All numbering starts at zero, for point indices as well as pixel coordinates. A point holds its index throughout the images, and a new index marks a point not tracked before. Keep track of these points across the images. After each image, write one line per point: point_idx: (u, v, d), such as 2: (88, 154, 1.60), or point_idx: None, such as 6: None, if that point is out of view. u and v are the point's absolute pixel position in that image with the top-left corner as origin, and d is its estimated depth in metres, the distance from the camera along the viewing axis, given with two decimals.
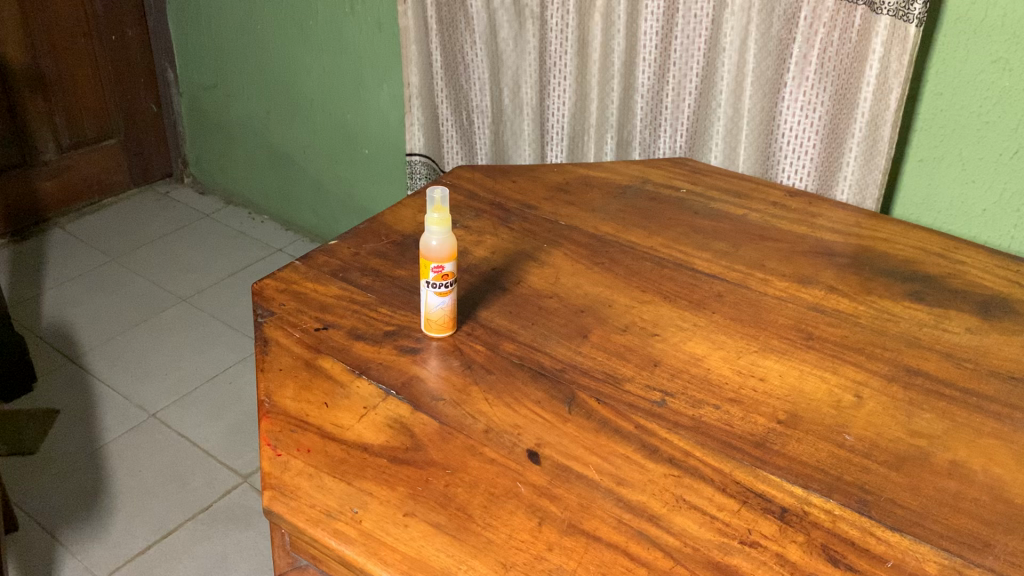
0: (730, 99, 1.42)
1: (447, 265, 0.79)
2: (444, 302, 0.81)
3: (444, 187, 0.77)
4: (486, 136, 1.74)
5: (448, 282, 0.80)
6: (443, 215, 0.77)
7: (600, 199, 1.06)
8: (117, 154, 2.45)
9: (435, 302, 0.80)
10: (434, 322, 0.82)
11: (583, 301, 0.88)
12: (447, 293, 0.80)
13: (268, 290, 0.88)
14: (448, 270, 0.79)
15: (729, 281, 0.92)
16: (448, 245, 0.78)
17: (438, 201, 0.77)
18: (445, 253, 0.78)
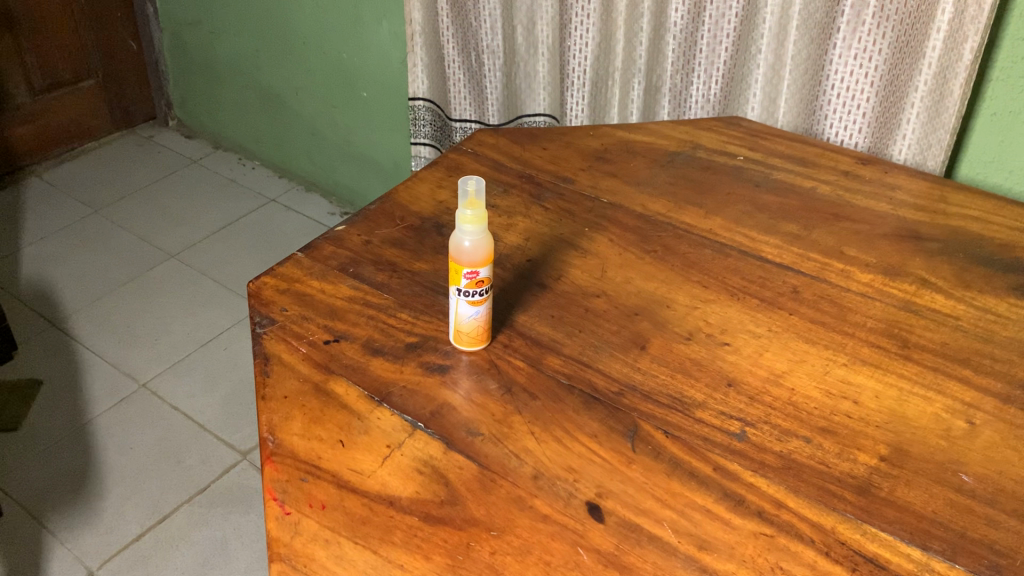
0: (772, 45, 1.26)
1: (482, 270, 0.65)
2: (478, 312, 0.67)
3: (478, 177, 0.64)
4: (497, 78, 1.56)
5: (483, 289, 0.66)
6: (477, 211, 0.64)
7: (644, 169, 0.92)
8: (95, 95, 2.28)
9: (466, 312, 0.67)
10: (467, 336, 0.69)
11: (636, 301, 0.76)
12: (481, 302, 0.67)
13: (267, 290, 0.75)
14: (484, 275, 0.66)
15: (804, 273, 0.79)
16: (486, 248, 0.65)
17: (471, 196, 0.63)
18: (482, 257, 0.65)
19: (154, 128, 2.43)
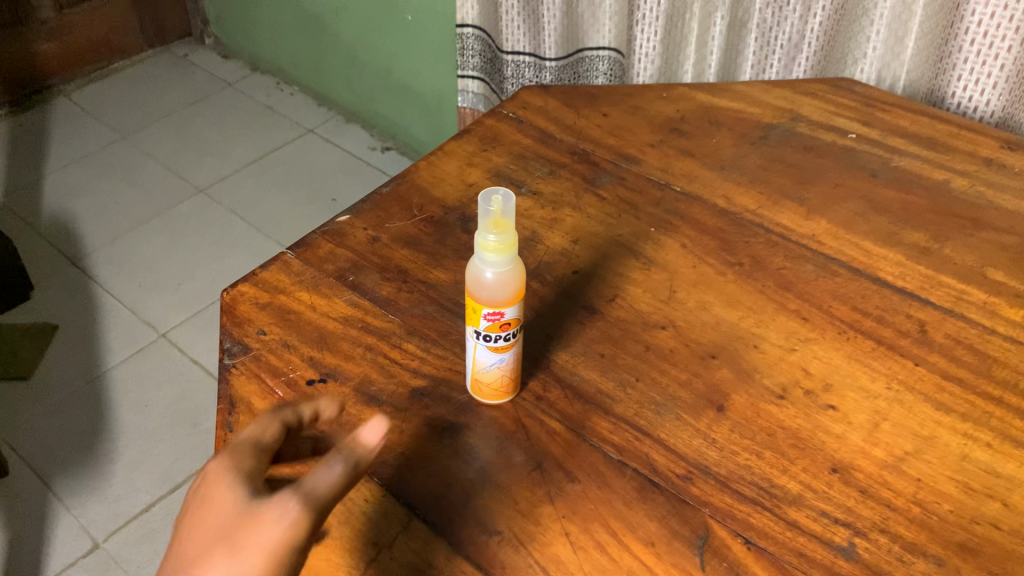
0: None
1: (507, 311, 0.49)
2: (503, 359, 0.51)
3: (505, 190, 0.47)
4: (556, 7, 1.31)
5: (510, 332, 0.50)
6: (504, 236, 0.47)
7: (729, 146, 0.73)
8: (125, 10, 2.12)
9: (487, 359, 0.51)
10: (488, 387, 0.53)
11: (712, 338, 0.58)
12: (506, 347, 0.51)
13: (244, 305, 0.59)
14: (509, 315, 0.49)
15: (934, 305, 0.61)
16: (513, 285, 0.48)
17: (496, 216, 0.47)
18: (507, 295, 0.48)
19: (189, 47, 2.27)
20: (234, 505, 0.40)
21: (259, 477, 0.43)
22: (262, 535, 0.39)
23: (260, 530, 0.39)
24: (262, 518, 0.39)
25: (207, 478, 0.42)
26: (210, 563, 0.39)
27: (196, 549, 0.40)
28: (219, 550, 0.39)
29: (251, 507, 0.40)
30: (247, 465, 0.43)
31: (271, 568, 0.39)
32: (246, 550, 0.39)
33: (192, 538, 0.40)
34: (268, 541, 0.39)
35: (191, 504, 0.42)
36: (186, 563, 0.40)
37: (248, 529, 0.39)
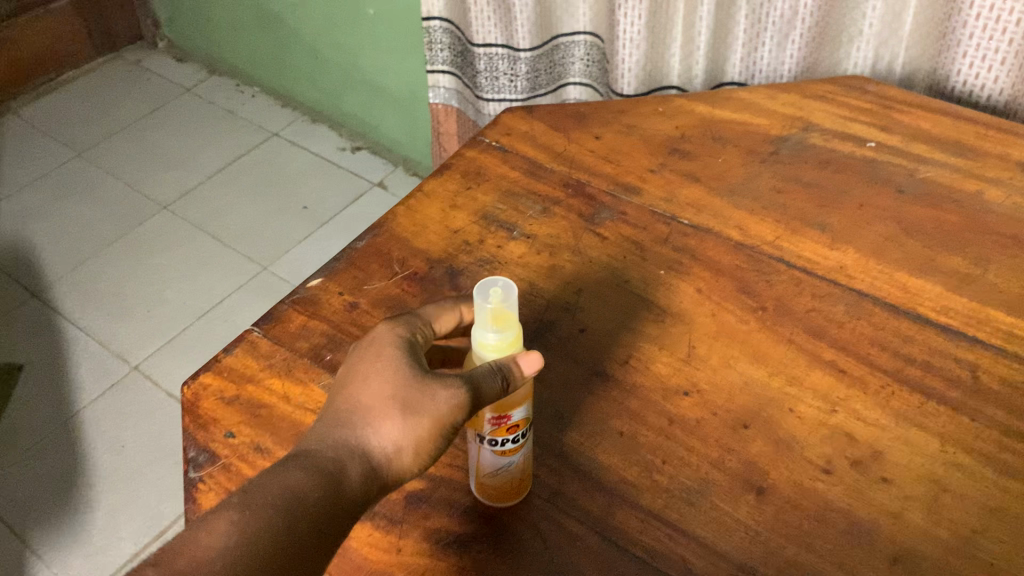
0: None
1: (514, 413, 0.44)
2: (512, 462, 0.46)
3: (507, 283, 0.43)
4: None
5: (517, 434, 0.45)
6: (505, 332, 0.44)
7: (737, 166, 0.66)
8: (70, 18, 2.01)
9: (492, 466, 0.46)
10: (498, 497, 0.47)
11: (743, 403, 0.52)
12: (514, 451, 0.45)
13: (208, 402, 0.52)
14: (516, 417, 0.45)
15: (985, 344, 0.54)
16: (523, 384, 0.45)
17: (494, 314, 0.43)
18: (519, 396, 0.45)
19: (142, 52, 2.16)
20: (410, 372, 0.44)
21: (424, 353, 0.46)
22: (436, 403, 0.42)
23: (434, 399, 0.43)
24: (441, 391, 0.43)
25: (381, 342, 0.46)
26: (388, 418, 0.42)
27: (372, 400, 0.43)
28: (395, 407, 0.43)
29: (429, 377, 0.44)
30: (415, 342, 0.46)
31: (439, 436, 0.43)
32: (421, 413, 0.43)
33: (366, 389, 0.44)
34: (441, 411, 0.42)
35: (365, 356, 0.45)
36: (365, 410, 0.43)
37: (430, 395, 0.43)
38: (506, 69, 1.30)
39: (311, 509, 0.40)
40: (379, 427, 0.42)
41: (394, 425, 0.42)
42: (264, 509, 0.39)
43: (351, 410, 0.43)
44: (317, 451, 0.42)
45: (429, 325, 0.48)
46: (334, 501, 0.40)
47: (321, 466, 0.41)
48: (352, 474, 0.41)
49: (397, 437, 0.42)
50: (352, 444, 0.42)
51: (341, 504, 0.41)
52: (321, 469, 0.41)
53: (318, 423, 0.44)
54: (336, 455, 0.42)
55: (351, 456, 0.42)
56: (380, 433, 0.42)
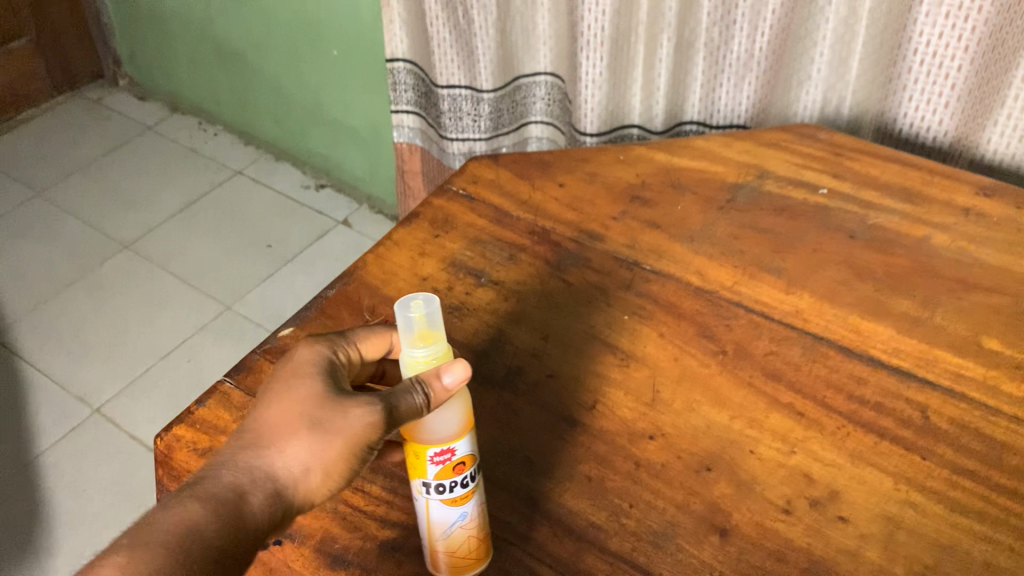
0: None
1: (458, 447, 0.44)
2: (464, 505, 0.45)
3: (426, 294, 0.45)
4: (490, 38, 1.22)
5: (464, 474, 0.45)
6: (434, 346, 0.45)
7: (696, 212, 0.69)
8: (30, 57, 2.01)
9: (443, 518, 0.45)
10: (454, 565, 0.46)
11: (705, 446, 0.54)
12: (464, 492, 0.45)
13: (180, 453, 0.53)
14: (459, 451, 0.44)
15: (934, 385, 0.57)
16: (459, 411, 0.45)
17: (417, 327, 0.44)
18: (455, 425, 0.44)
19: (103, 89, 2.16)
20: (322, 395, 0.45)
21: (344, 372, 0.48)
22: (346, 424, 0.44)
23: (346, 421, 0.44)
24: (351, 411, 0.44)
25: (296, 363, 0.47)
26: (296, 440, 0.44)
27: (281, 424, 0.45)
28: (305, 430, 0.44)
29: (339, 398, 0.45)
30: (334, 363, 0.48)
31: (349, 455, 0.44)
32: (331, 434, 0.44)
33: (278, 410, 0.45)
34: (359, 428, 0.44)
35: (280, 379, 0.47)
36: (273, 435, 0.45)
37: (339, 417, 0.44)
38: (469, 110, 1.31)
39: (213, 537, 0.41)
40: (288, 451, 0.44)
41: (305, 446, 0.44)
42: (161, 544, 0.40)
43: (262, 429, 0.45)
44: (222, 479, 0.43)
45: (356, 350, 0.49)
46: (237, 527, 0.42)
47: (223, 495, 0.42)
48: (257, 499, 0.43)
49: (304, 460, 0.44)
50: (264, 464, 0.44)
51: (245, 529, 0.42)
52: (225, 497, 0.42)
53: (227, 445, 0.45)
54: (241, 480, 0.43)
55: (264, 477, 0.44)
56: (288, 457, 0.44)
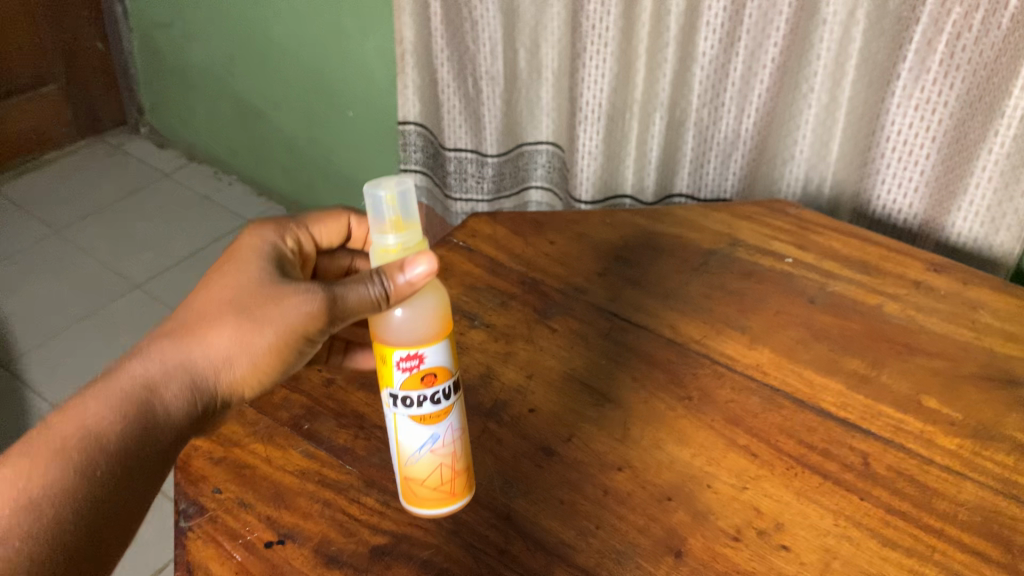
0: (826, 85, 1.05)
1: (424, 356, 0.50)
2: (429, 416, 0.51)
3: (403, 181, 0.50)
4: (496, 107, 1.32)
5: (433, 390, 0.51)
6: (405, 236, 0.51)
7: (672, 272, 0.76)
8: (58, 102, 2.11)
9: (413, 430, 0.51)
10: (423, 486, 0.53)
11: (667, 480, 0.60)
12: (432, 406, 0.51)
13: (196, 461, 0.59)
14: (428, 362, 0.50)
15: (876, 436, 0.63)
16: (425, 313, 0.51)
17: (390, 217, 0.51)
18: (419, 329, 0.50)
19: (124, 136, 2.25)
20: (251, 288, 0.52)
21: (282, 267, 0.55)
22: (274, 315, 0.51)
23: (276, 311, 0.51)
24: (281, 304, 0.51)
25: (234, 260, 0.54)
26: (222, 331, 0.51)
27: (210, 316, 0.51)
28: (231, 320, 0.51)
29: (267, 293, 0.52)
30: (272, 259, 0.55)
31: (273, 344, 0.51)
32: (257, 325, 0.51)
33: (209, 299, 0.52)
34: (287, 317, 0.51)
35: (217, 275, 0.53)
36: (200, 327, 0.51)
37: (268, 309, 0.51)
38: (473, 172, 1.40)
39: (128, 418, 0.48)
40: (213, 340, 0.51)
41: (228, 336, 0.51)
42: (74, 429, 0.46)
43: (189, 321, 0.52)
44: (146, 366, 0.50)
45: (308, 232, 0.62)
46: (154, 412, 0.49)
47: (145, 380, 0.49)
48: (175, 386, 0.50)
49: (228, 350, 0.51)
50: (187, 353, 0.50)
51: (163, 412, 0.49)
52: (145, 381, 0.49)
53: (159, 330, 0.52)
54: (162, 369, 0.50)
55: (184, 366, 0.50)
56: (213, 347, 0.51)
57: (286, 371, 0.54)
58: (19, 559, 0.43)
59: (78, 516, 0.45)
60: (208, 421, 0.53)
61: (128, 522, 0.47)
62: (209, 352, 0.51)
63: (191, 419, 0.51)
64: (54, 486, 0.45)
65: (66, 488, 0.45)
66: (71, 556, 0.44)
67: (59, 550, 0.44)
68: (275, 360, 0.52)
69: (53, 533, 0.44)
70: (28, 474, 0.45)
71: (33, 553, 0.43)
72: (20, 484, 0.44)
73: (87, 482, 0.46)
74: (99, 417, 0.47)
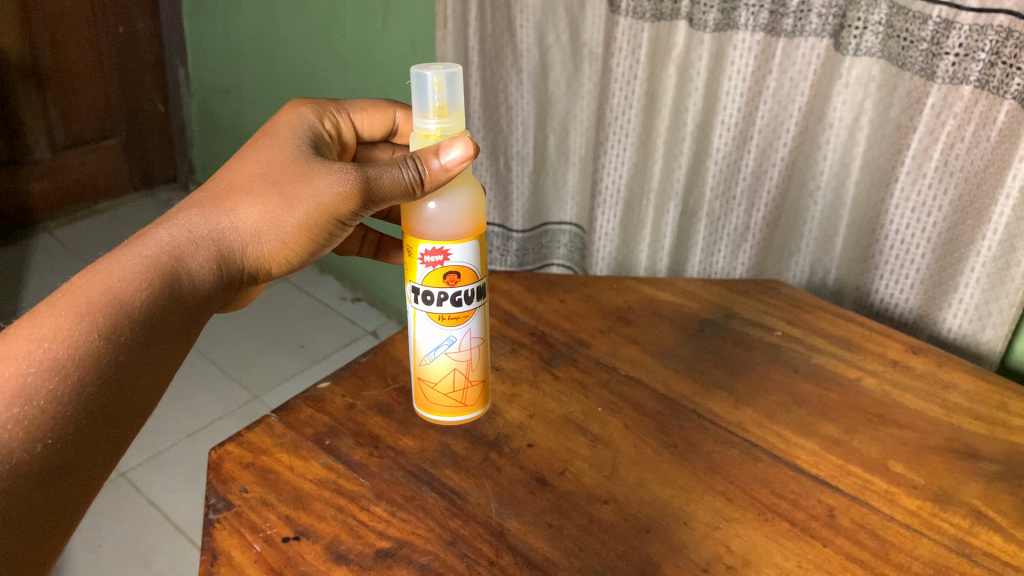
0: (831, 183, 1.11)
1: (450, 254, 0.64)
2: (445, 310, 0.66)
3: (451, 72, 0.62)
4: (525, 188, 1.42)
5: (454, 291, 0.65)
6: (443, 123, 0.63)
7: (669, 337, 0.84)
8: (116, 156, 2.25)
9: (433, 322, 0.66)
10: (435, 375, 0.68)
11: (647, 514, 0.65)
12: (450, 308, 0.66)
13: (227, 465, 0.67)
14: (452, 261, 0.64)
15: (842, 492, 0.68)
16: (456, 212, 0.64)
17: (436, 102, 0.62)
18: (449, 226, 0.64)
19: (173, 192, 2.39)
20: (281, 170, 0.62)
21: (315, 150, 0.65)
22: (304, 192, 0.61)
23: (307, 189, 0.61)
24: (309, 183, 0.61)
25: (270, 142, 0.65)
26: (253, 206, 0.61)
27: (243, 193, 0.61)
28: (262, 197, 0.61)
29: (297, 173, 0.62)
30: (305, 142, 0.66)
31: (298, 217, 0.61)
32: (286, 201, 0.61)
33: (243, 178, 0.62)
34: (318, 195, 0.61)
35: (250, 158, 0.64)
36: (232, 202, 0.61)
37: (299, 188, 0.61)
38: (499, 245, 1.48)
39: (163, 273, 0.56)
40: (245, 213, 0.61)
41: (259, 210, 0.61)
42: (112, 276, 0.54)
43: (224, 193, 0.61)
44: (181, 233, 0.59)
45: (350, 119, 0.74)
46: (184, 271, 0.57)
47: (179, 246, 0.58)
48: (207, 252, 0.59)
49: (257, 221, 0.61)
50: (220, 223, 0.60)
51: (193, 272, 0.58)
52: (181, 244, 0.58)
53: (192, 201, 0.62)
54: (196, 239, 0.59)
55: (216, 236, 0.60)
56: (245, 220, 0.61)
57: (313, 246, 0.64)
58: (42, 417, 0.48)
59: (111, 358, 0.52)
60: (234, 287, 0.62)
61: (144, 390, 0.54)
62: (242, 223, 0.61)
63: (218, 283, 0.60)
64: (78, 348, 0.51)
65: (94, 344, 0.51)
66: (89, 414, 0.50)
67: (78, 411, 0.50)
68: (302, 234, 0.62)
69: (77, 393, 0.50)
70: (55, 334, 0.51)
71: (52, 415, 0.49)
72: (46, 345, 0.50)
73: (111, 341, 0.52)
74: (129, 278, 0.55)
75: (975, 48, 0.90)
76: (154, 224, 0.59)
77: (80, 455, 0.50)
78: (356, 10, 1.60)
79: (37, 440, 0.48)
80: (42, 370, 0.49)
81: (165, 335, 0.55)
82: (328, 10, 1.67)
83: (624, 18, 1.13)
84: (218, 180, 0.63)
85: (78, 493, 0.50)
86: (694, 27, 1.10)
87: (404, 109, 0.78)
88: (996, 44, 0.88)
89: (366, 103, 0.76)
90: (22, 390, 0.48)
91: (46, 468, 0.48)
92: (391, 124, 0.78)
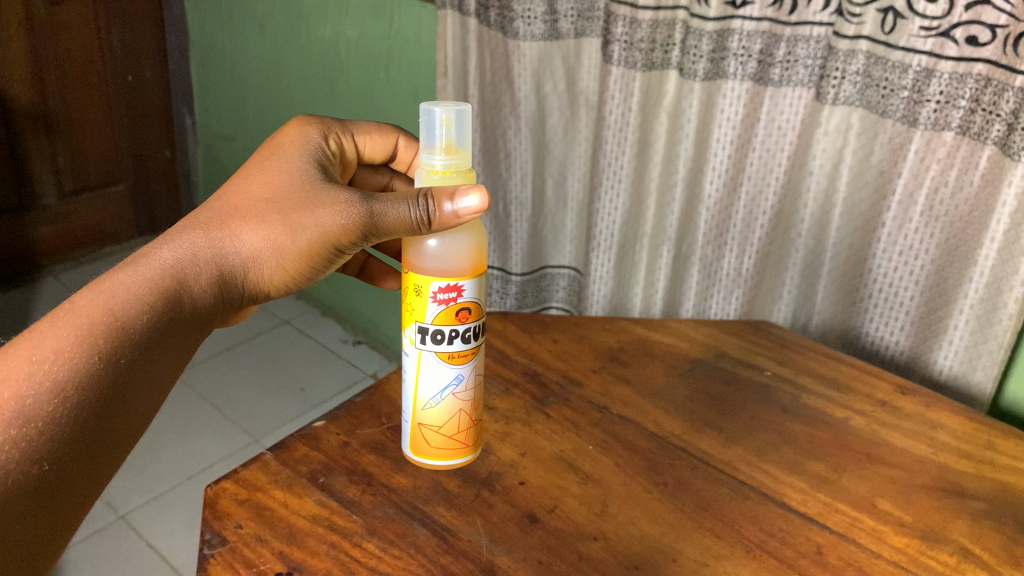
0: (813, 230, 1.13)
1: (464, 289, 0.65)
2: (456, 346, 0.67)
3: (461, 108, 0.64)
4: (523, 232, 1.44)
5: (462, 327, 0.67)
6: (452, 160, 0.64)
7: (661, 377, 0.85)
8: (123, 201, 2.29)
9: (442, 363, 0.67)
10: (437, 418, 0.69)
11: (636, 552, 0.66)
12: (456, 346, 0.67)
13: (223, 501, 0.68)
14: (464, 297, 0.65)
15: (830, 528, 0.69)
16: (459, 248, 0.66)
17: (444, 139, 0.64)
18: (456, 260, 0.65)
19: None
20: (286, 196, 0.65)
21: (321, 173, 0.68)
22: (307, 220, 0.64)
23: (311, 218, 0.64)
24: (314, 211, 0.64)
25: (277, 164, 0.67)
26: (256, 231, 0.63)
27: (248, 219, 0.63)
28: (265, 223, 0.63)
29: (302, 201, 0.64)
30: (313, 165, 0.68)
31: (300, 243, 0.64)
32: (289, 228, 0.64)
33: (248, 201, 0.65)
34: (320, 223, 0.63)
35: (256, 181, 0.66)
36: (235, 226, 0.63)
37: (303, 216, 0.64)
38: (498, 287, 1.49)
39: (166, 295, 0.58)
40: (247, 237, 0.63)
41: (262, 235, 0.63)
42: (117, 296, 0.56)
43: (228, 215, 0.64)
44: (182, 254, 0.61)
45: (354, 139, 0.77)
46: (185, 293, 0.60)
47: (181, 268, 0.60)
48: (208, 275, 0.61)
49: (257, 245, 0.63)
50: (222, 246, 0.62)
51: (193, 295, 0.60)
52: (183, 267, 0.60)
53: (196, 219, 0.64)
54: (198, 262, 0.61)
55: (217, 259, 0.62)
56: (247, 244, 0.63)
57: (312, 271, 0.66)
58: (41, 440, 0.50)
59: (110, 382, 0.54)
60: (232, 308, 0.64)
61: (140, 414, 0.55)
62: (244, 246, 0.63)
63: (217, 305, 0.62)
64: (77, 372, 0.52)
65: (92, 368, 0.53)
66: (87, 436, 0.52)
67: (73, 432, 0.51)
68: (302, 259, 0.65)
69: (74, 415, 0.51)
70: (55, 356, 0.52)
71: (51, 437, 0.50)
72: (46, 368, 0.52)
73: (109, 365, 0.54)
74: (132, 301, 0.56)
75: (955, 96, 0.93)
76: (156, 244, 0.61)
77: (76, 476, 0.51)
78: (360, 59, 1.65)
79: (34, 461, 0.49)
80: (41, 393, 0.51)
81: (164, 358, 0.57)
82: (331, 59, 1.72)
83: (615, 67, 1.16)
84: (222, 201, 0.65)
85: (70, 512, 0.51)
86: (685, 76, 1.13)
87: (406, 136, 0.81)
88: (975, 91, 0.91)
89: (372, 127, 0.78)
90: (21, 412, 0.50)
91: (38, 491, 0.49)
92: (392, 149, 0.81)
